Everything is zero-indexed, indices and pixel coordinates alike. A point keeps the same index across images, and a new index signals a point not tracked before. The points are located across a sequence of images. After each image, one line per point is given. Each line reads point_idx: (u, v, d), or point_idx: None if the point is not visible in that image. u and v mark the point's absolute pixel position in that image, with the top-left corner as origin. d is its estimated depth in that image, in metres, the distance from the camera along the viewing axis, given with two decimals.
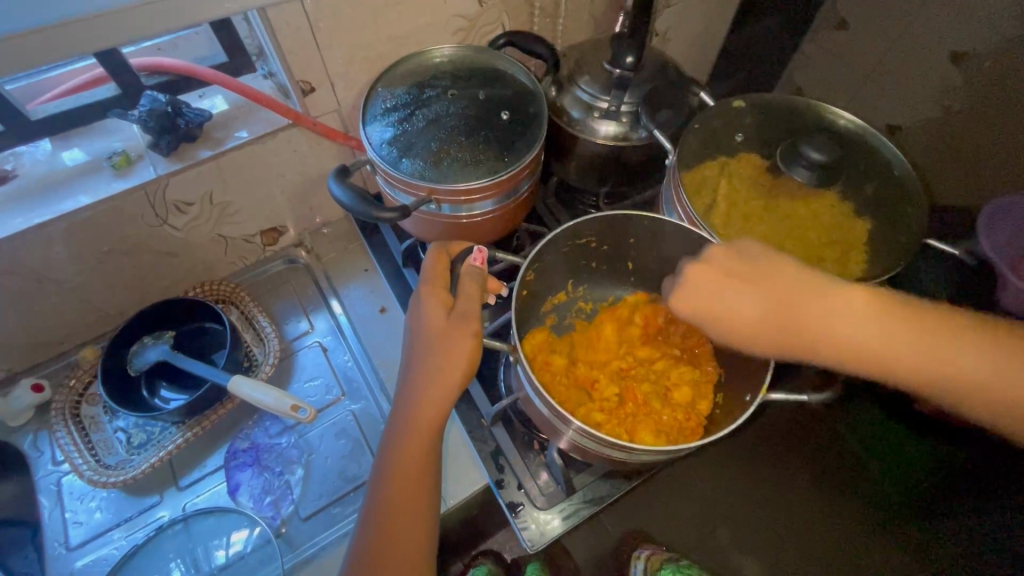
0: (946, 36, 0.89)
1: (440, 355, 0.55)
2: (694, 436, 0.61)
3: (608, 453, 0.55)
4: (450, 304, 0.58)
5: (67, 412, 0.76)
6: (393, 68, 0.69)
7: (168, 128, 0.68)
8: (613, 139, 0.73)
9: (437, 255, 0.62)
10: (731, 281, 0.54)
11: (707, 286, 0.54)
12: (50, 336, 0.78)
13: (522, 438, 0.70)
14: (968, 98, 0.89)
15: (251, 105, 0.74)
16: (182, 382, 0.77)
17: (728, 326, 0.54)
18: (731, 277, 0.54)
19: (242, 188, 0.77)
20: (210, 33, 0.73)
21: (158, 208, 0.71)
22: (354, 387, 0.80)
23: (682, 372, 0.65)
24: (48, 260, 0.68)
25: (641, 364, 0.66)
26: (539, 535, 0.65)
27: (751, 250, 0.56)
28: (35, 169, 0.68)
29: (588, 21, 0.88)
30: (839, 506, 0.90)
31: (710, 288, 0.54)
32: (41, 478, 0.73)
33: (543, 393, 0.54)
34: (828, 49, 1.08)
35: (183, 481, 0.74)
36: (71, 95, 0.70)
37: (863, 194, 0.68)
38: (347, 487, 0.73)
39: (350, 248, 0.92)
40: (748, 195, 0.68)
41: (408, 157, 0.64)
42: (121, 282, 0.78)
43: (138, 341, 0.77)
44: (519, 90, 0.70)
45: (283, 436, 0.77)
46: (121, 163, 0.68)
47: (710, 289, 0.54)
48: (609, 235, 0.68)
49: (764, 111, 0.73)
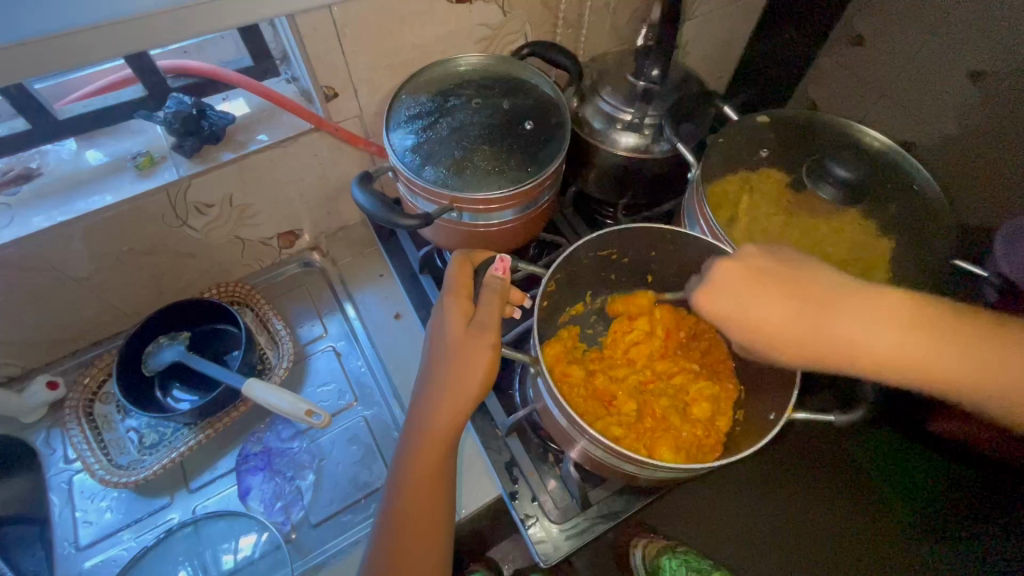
0: (967, 54, 0.88)
1: (460, 364, 0.54)
2: (712, 455, 0.60)
3: (627, 469, 0.55)
4: (470, 313, 0.58)
5: (81, 410, 0.75)
6: (418, 75, 0.69)
7: (192, 130, 0.68)
8: (634, 151, 0.72)
9: (459, 262, 0.61)
10: (762, 283, 0.52)
11: (733, 286, 0.52)
12: (67, 333, 0.78)
13: (536, 449, 0.69)
14: (989, 117, 0.88)
15: (274, 109, 0.75)
16: (196, 383, 0.77)
17: (742, 326, 0.52)
18: (763, 278, 0.52)
19: (261, 191, 0.77)
20: (236, 38, 0.73)
21: (179, 209, 0.72)
22: (366, 393, 0.80)
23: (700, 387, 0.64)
24: (69, 258, 0.68)
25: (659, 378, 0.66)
26: (553, 550, 0.64)
27: (782, 252, 0.54)
28: (60, 168, 0.68)
29: (609, 33, 0.88)
30: (856, 526, 0.88)
31: (736, 292, 0.52)
32: (53, 477, 0.73)
33: (563, 404, 0.53)
34: (846, 65, 1.08)
35: (194, 483, 0.74)
36: (97, 95, 0.71)
37: (888, 211, 0.67)
38: (358, 494, 0.72)
39: (365, 253, 0.92)
40: (769, 210, 0.68)
41: (431, 165, 0.64)
42: (138, 281, 0.78)
43: (153, 341, 0.77)
44: (542, 101, 0.70)
45: (295, 440, 0.77)
46: (145, 164, 0.69)
47: (736, 291, 0.52)
48: (630, 247, 0.67)
49: (787, 127, 0.73)
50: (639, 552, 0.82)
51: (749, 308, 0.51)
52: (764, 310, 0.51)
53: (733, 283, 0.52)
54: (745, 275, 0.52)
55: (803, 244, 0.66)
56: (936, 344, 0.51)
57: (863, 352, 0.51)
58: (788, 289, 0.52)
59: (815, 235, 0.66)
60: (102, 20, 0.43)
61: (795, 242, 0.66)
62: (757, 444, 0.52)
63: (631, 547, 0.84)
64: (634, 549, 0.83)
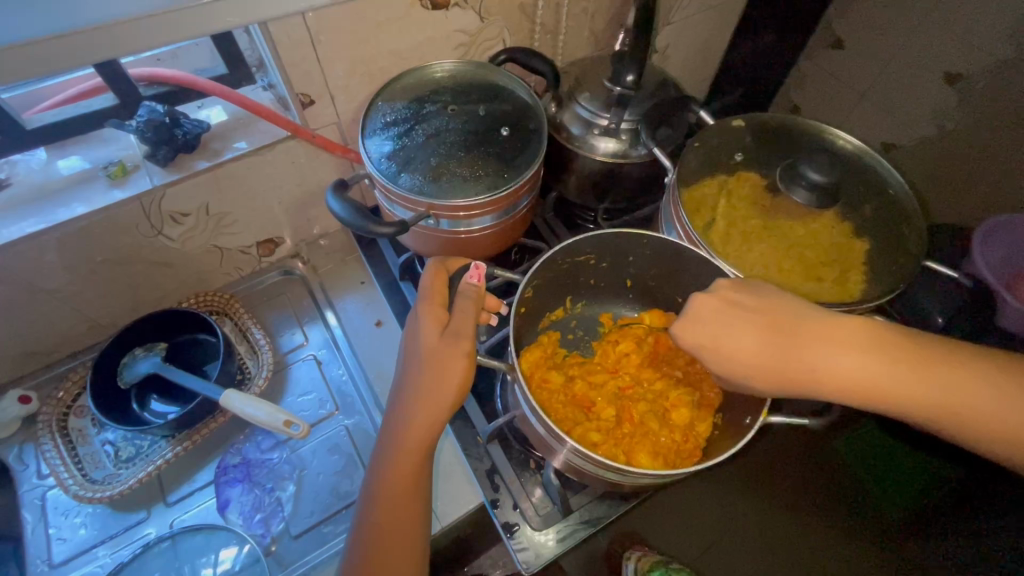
0: (942, 58, 0.90)
1: (436, 372, 0.54)
2: (691, 459, 0.60)
3: (604, 475, 0.54)
4: (446, 320, 0.57)
5: (55, 424, 0.74)
6: (393, 82, 0.69)
7: (165, 139, 0.67)
8: (612, 156, 0.73)
9: (436, 270, 0.61)
10: (739, 313, 0.54)
11: (706, 318, 0.54)
12: (40, 346, 0.76)
13: (518, 456, 0.69)
14: (963, 119, 0.89)
15: (250, 117, 0.74)
16: (174, 395, 0.76)
17: (720, 358, 0.54)
18: (739, 309, 0.54)
19: (238, 199, 0.76)
20: (210, 45, 0.73)
21: (153, 218, 0.71)
22: (348, 402, 0.79)
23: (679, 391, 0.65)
24: (40, 269, 0.67)
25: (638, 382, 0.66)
26: (535, 558, 0.64)
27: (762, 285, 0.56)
28: (29, 178, 0.67)
29: (588, 38, 0.88)
30: (845, 525, 0.89)
31: (713, 324, 0.54)
32: (25, 493, 0.72)
33: (540, 412, 0.53)
34: (825, 68, 1.09)
35: (171, 497, 0.73)
36: (68, 103, 0.69)
37: (862, 214, 0.68)
38: (339, 504, 0.72)
39: (347, 260, 0.91)
40: (746, 214, 0.68)
41: (407, 172, 0.63)
42: (114, 292, 0.77)
43: (129, 353, 0.76)
44: (519, 106, 0.70)
45: (275, 451, 0.76)
46: (117, 173, 0.67)
47: (711, 323, 0.54)
48: (609, 252, 0.67)
49: (763, 130, 0.73)
50: (631, 565, 0.79)
51: (725, 340, 0.54)
52: (739, 341, 0.53)
53: (710, 314, 0.54)
54: (721, 307, 0.54)
55: (780, 247, 0.66)
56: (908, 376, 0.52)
57: (835, 380, 0.53)
58: (762, 321, 0.54)
59: (790, 237, 0.67)
60: (66, 30, 0.43)
61: (773, 245, 0.66)
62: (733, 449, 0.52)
63: (625, 558, 0.81)
64: (627, 563, 0.80)
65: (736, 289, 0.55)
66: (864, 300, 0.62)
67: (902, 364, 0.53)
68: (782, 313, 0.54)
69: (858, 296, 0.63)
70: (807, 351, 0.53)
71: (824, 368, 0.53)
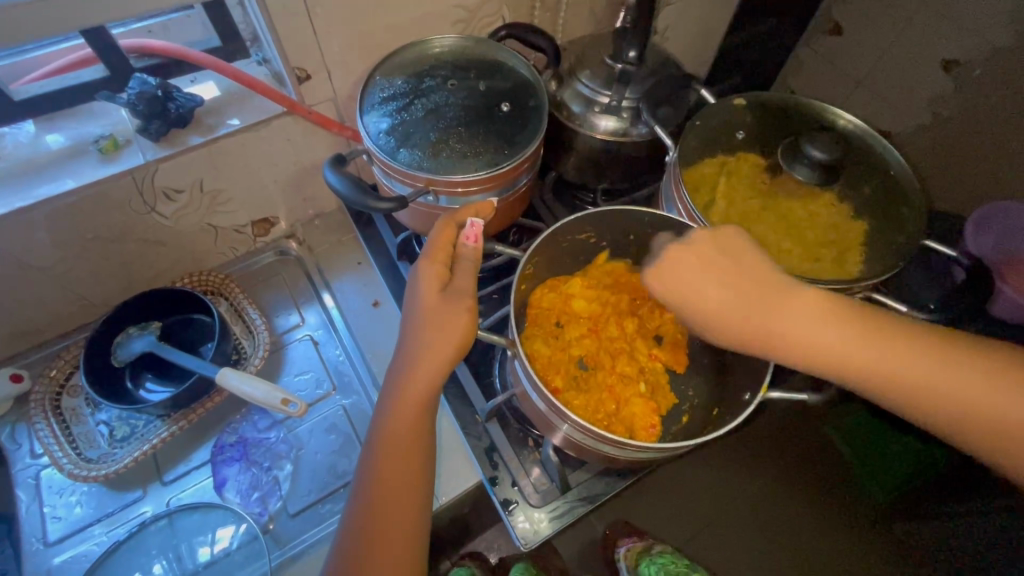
0: (938, 45, 0.89)
1: (438, 326, 0.54)
2: (651, 438, 0.60)
3: (603, 450, 0.55)
4: (448, 277, 0.56)
5: (47, 404, 0.73)
6: (392, 56, 0.68)
7: (158, 112, 0.66)
8: (612, 135, 0.72)
9: (443, 226, 0.59)
10: (707, 268, 0.51)
11: (679, 265, 0.52)
12: (32, 324, 0.75)
13: (516, 434, 0.69)
14: (961, 105, 0.89)
15: (244, 92, 0.73)
16: (169, 375, 0.76)
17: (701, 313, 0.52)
18: (709, 264, 0.52)
19: (232, 177, 0.75)
20: (203, 18, 0.71)
21: (146, 195, 0.69)
22: (345, 381, 0.79)
23: (649, 380, 0.66)
24: (29, 245, 0.66)
25: (617, 349, 0.66)
26: (533, 533, 0.65)
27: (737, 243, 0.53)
28: (18, 151, 0.65)
29: (588, 16, 0.87)
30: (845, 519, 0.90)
31: (688, 276, 0.52)
32: (18, 472, 0.71)
33: (540, 386, 0.54)
34: (822, 54, 1.09)
35: (167, 476, 0.72)
36: (57, 75, 0.67)
37: (861, 194, 0.68)
38: (337, 483, 0.71)
39: (342, 240, 0.90)
40: (745, 193, 0.68)
41: (406, 148, 0.63)
42: (107, 270, 0.76)
43: (122, 332, 0.74)
44: (519, 82, 0.69)
45: (272, 431, 0.75)
46: (108, 147, 0.66)
47: (683, 267, 0.52)
48: (609, 231, 0.68)
49: (765, 109, 0.73)
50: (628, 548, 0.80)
51: (703, 297, 0.51)
52: (723, 297, 0.51)
53: (684, 270, 0.52)
54: (699, 254, 0.52)
55: (778, 226, 0.66)
56: (870, 350, 0.50)
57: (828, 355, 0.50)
58: (734, 277, 0.51)
59: (790, 218, 0.67)
60: None
61: (770, 223, 0.67)
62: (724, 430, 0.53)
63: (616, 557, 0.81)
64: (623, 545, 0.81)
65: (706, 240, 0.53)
66: (864, 278, 0.62)
67: (879, 340, 0.50)
68: (762, 279, 0.52)
69: (855, 275, 0.63)
70: (787, 313, 0.51)
71: (788, 331, 0.50)
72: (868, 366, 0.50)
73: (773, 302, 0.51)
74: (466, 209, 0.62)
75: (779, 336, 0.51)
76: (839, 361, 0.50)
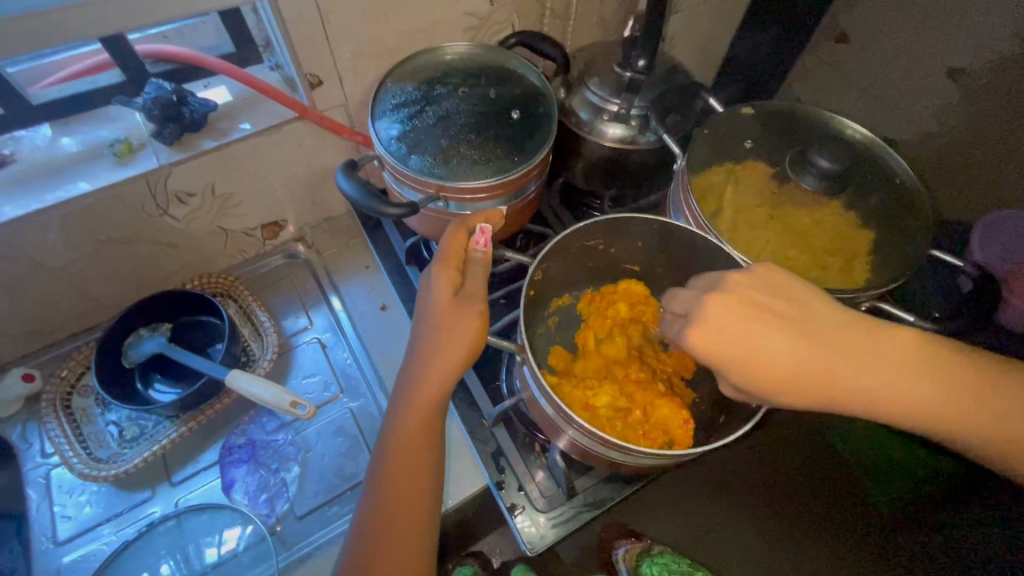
0: (943, 54, 0.90)
1: (448, 332, 0.54)
2: (690, 433, 0.59)
3: (610, 455, 0.55)
4: (458, 282, 0.57)
5: (58, 403, 0.74)
6: (404, 63, 0.69)
7: (172, 117, 0.67)
8: (621, 142, 0.73)
9: (456, 230, 0.59)
10: (760, 318, 0.51)
11: (732, 320, 0.50)
12: (45, 325, 0.76)
13: (523, 439, 0.70)
14: (967, 116, 0.89)
15: (256, 97, 0.73)
16: (179, 376, 0.76)
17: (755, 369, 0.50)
18: (759, 313, 0.51)
19: (244, 181, 0.76)
20: (218, 24, 0.72)
21: (159, 198, 0.70)
22: (352, 384, 0.79)
23: (665, 379, 0.67)
24: (43, 246, 0.67)
25: (628, 353, 0.66)
26: (539, 538, 0.65)
27: (780, 281, 0.53)
28: (35, 154, 0.66)
29: (596, 24, 0.88)
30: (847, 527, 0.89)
31: (737, 325, 0.50)
32: (29, 471, 0.72)
33: (548, 391, 0.54)
34: (828, 61, 1.09)
35: (176, 477, 0.73)
36: (74, 79, 0.68)
37: (868, 203, 0.68)
38: (344, 486, 0.72)
39: (351, 244, 0.91)
40: (753, 201, 0.68)
41: (417, 154, 0.63)
42: (119, 272, 0.76)
43: (133, 333, 0.76)
44: (529, 90, 0.69)
45: (280, 433, 0.76)
46: (123, 151, 0.67)
47: (730, 325, 0.50)
48: (618, 238, 0.68)
49: (772, 118, 0.74)
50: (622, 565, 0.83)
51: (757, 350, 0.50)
52: (774, 348, 0.50)
53: (729, 325, 0.50)
54: (744, 310, 0.50)
55: (786, 234, 0.67)
56: (914, 380, 0.53)
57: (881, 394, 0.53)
58: (787, 326, 0.51)
59: (798, 227, 0.67)
60: None
61: (778, 231, 0.67)
62: (736, 432, 0.53)
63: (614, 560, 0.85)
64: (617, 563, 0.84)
65: (747, 286, 0.52)
66: (871, 288, 0.62)
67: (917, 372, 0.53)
68: (811, 329, 0.52)
69: (862, 284, 0.63)
70: (825, 354, 0.51)
71: (844, 378, 0.52)
72: (889, 393, 0.53)
73: (825, 344, 0.52)
74: (477, 214, 0.62)
75: (821, 376, 0.51)
76: (877, 390, 0.53)
